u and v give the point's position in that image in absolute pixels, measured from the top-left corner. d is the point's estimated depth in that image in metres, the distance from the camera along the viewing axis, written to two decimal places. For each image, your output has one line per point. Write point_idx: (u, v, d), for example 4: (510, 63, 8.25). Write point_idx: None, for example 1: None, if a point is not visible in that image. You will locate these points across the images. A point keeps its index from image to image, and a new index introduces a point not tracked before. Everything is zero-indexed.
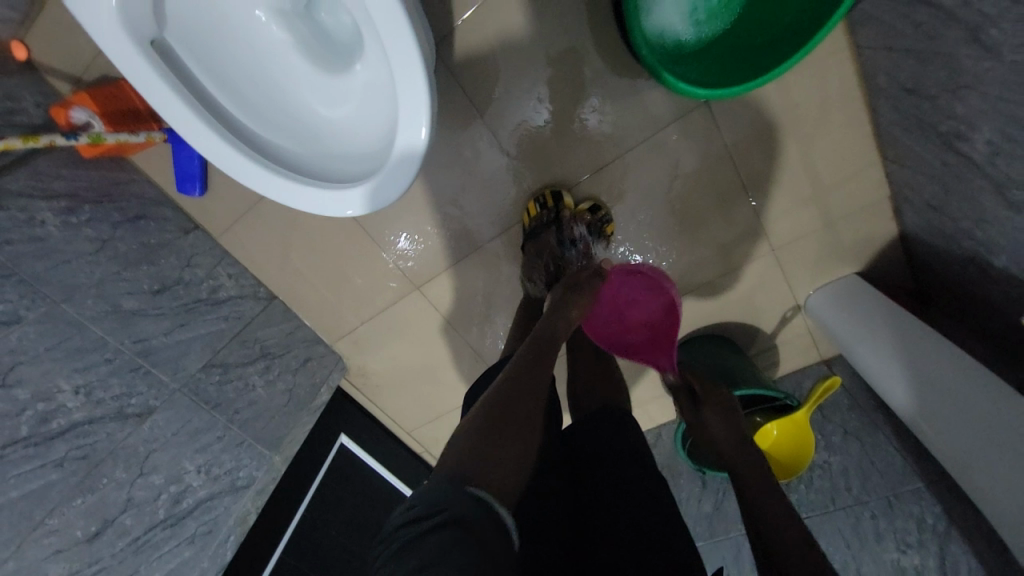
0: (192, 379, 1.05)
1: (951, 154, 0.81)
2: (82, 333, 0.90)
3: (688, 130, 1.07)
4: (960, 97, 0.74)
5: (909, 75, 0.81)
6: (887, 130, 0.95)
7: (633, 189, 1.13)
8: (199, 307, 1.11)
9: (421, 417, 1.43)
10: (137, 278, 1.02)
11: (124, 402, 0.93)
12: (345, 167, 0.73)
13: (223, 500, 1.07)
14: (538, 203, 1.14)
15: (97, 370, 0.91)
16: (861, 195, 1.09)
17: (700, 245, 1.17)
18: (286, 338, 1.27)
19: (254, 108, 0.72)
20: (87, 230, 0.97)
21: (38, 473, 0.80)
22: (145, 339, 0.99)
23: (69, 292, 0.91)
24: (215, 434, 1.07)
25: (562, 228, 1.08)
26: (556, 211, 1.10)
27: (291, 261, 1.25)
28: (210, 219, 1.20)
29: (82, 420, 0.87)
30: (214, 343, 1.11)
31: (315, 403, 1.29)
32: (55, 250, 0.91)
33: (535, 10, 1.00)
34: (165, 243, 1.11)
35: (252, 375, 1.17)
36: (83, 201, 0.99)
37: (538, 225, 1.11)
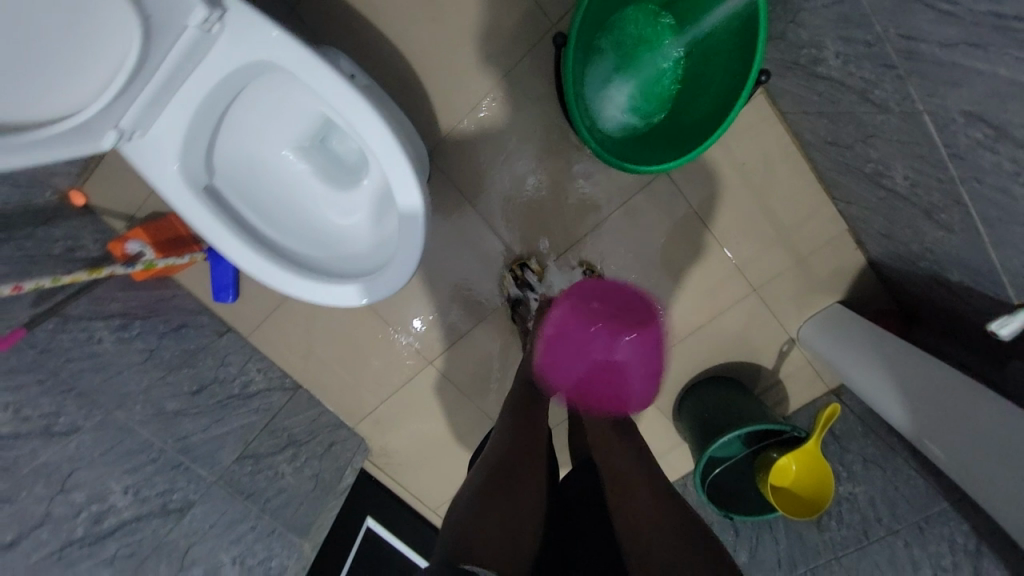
0: (227, 472, 1.13)
1: (882, 191, 0.93)
2: (132, 436, 1.00)
3: (652, 196, 1.21)
4: (871, 145, 0.86)
5: (827, 131, 0.95)
6: (828, 176, 1.07)
7: (615, 251, 1.25)
8: (233, 402, 1.21)
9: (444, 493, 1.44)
10: (179, 380, 1.14)
11: (167, 498, 1.01)
12: (359, 266, 0.86)
13: None
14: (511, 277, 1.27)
15: (143, 470, 0.99)
16: (822, 233, 1.20)
17: (687, 292, 1.27)
18: (311, 424, 1.34)
19: (283, 225, 0.87)
20: (139, 342, 1.11)
21: (92, 571, 0.87)
22: (185, 437, 1.08)
23: (121, 399, 1.02)
24: (248, 524, 1.13)
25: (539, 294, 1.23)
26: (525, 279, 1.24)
27: (314, 351, 1.36)
28: (241, 321, 1.34)
29: (130, 518, 0.94)
30: (247, 434, 1.20)
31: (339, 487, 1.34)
32: (110, 363, 1.04)
33: (508, 115, 1.19)
34: (203, 346, 1.24)
35: (281, 463, 1.23)
36: (135, 316, 1.13)
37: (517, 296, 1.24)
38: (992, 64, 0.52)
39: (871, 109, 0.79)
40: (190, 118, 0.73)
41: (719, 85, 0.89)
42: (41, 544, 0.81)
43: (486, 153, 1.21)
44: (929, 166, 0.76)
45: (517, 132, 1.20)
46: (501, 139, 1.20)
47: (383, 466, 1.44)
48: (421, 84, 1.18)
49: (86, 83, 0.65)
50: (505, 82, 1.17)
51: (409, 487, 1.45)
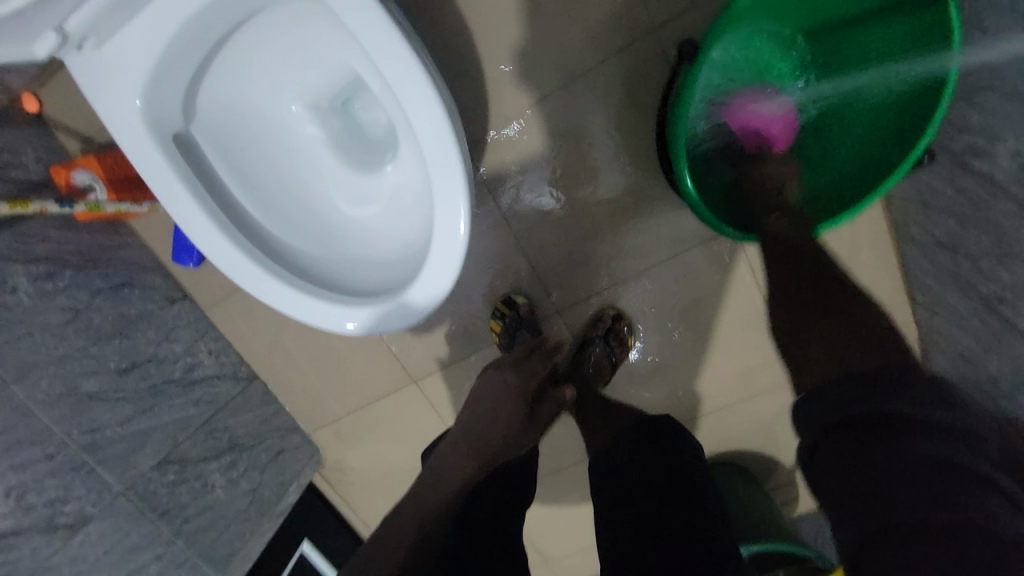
0: (143, 478, 0.91)
1: (993, 318, 0.79)
2: (28, 422, 0.78)
3: (713, 254, 1.03)
4: (1006, 266, 0.72)
5: (945, 234, 0.80)
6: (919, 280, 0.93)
7: (653, 304, 1.09)
8: (170, 389, 1.00)
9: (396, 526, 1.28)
10: (106, 354, 0.92)
11: (57, 508, 0.79)
12: (361, 278, 0.67)
13: None
14: (498, 318, 1.09)
15: (34, 468, 0.78)
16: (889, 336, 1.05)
17: (721, 366, 1.11)
18: (259, 426, 1.13)
19: (272, 202, 0.67)
20: (62, 298, 0.89)
21: None
22: (97, 428, 0.87)
23: (24, 371, 0.80)
24: (154, 552, 0.92)
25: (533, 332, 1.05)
26: (517, 318, 1.07)
27: (280, 342, 1.15)
28: (200, 289, 1.11)
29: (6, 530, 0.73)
30: (179, 432, 0.98)
31: (280, 508, 1.13)
32: (17, 322, 0.81)
33: (570, 122, 0.99)
34: (146, 314, 1.01)
35: (214, 472, 1.02)
36: (65, 266, 0.90)
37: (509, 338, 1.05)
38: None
39: None
40: (170, 40, 0.53)
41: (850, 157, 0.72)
42: None
43: (534, 160, 1.03)
44: None
45: (576, 144, 1.01)
46: (555, 148, 1.01)
47: (335, 482, 1.26)
48: (477, 62, 0.98)
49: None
50: (576, 84, 0.97)
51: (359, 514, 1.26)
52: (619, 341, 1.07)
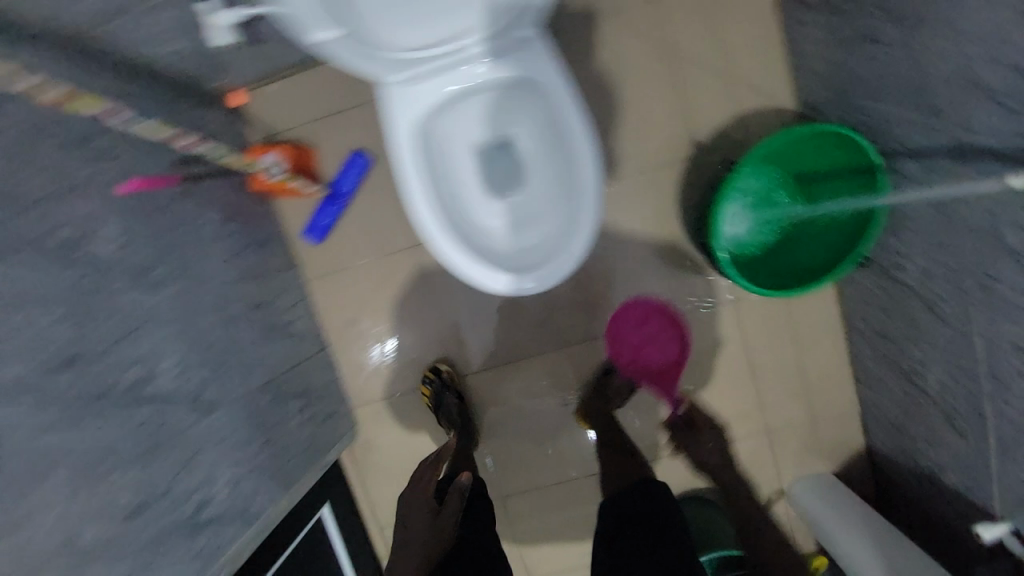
0: (250, 392, 1.07)
1: (910, 387, 1.11)
2: (195, 319, 0.98)
3: (719, 316, 1.34)
4: (916, 347, 1.06)
5: (880, 323, 1.15)
6: (862, 361, 1.27)
7: (667, 350, 1.36)
8: (276, 332, 1.20)
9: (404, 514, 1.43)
10: (246, 289, 1.14)
11: (200, 390, 0.94)
12: (493, 257, 0.96)
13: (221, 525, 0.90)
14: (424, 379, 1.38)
15: (194, 353, 0.95)
16: (840, 406, 1.35)
17: (710, 411, 1.38)
18: (324, 387, 1.33)
19: (450, 193, 0.99)
20: (230, 239, 1.14)
21: (113, 426, 0.77)
22: (231, 342, 1.06)
23: (200, 281, 1.02)
24: (248, 454, 1.01)
25: (446, 397, 1.36)
26: (441, 381, 1.37)
27: (358, 320, 1.41)
28: (309, 265, 1.39)
29: (167, 390, 0.87)
30: (275, 368, 1.17)
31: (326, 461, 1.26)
32: (205, 244, 1.05)
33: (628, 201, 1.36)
34: (272, 270, 1.26)
35: (291, 409, 1.19)
36: (237, 218, 1.19)
37: (436, 397, 1.36)
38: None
39: (931, 318, 0.99)
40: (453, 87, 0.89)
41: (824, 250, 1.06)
42: (86, 378, 0.75)
43: None
44: (966, 378, 0.94)
45: None
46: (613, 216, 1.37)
47: (361, 456, 1.44)
48: None
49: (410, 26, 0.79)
50: None
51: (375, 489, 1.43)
52: (636, 372, 1.37)
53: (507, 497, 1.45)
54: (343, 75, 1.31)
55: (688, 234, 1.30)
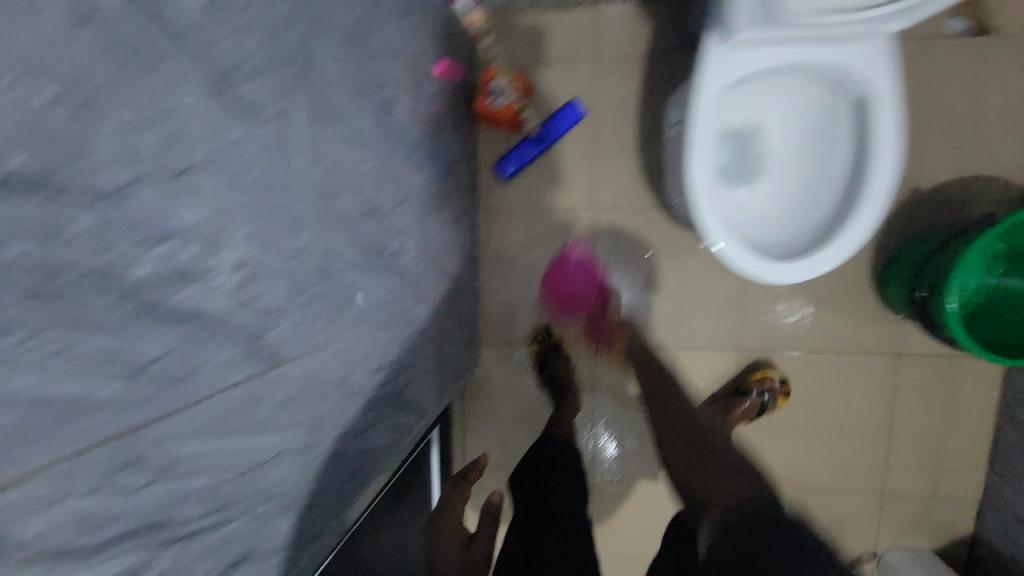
0: (438, 297, 1.09)
1: None
2: (424, 212, 1.00)
3: (875, 366, 1.32)
4: None
5: None
6: (1007, 451, 1.25)
7: (810, 384, 1.35)
8: (456, 250, 1.23)
9: (490, 456, 1.49)
10: (449, 201, 1.17)
11: (418, 279, 0.96)
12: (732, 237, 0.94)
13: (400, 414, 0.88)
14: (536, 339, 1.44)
15: (420, 243, 0.98)
16: (963, 489, 1.33)
17: (831, 455, 1.36)
18: (469, 316, 1.36)
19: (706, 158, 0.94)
20: (450, 149, 1.16)
21: (383, 284, 0.79)
22: (436, 245, 1.08)
23: (431, 179, 1.04)
24: (428, 353, 1.03)
25: (554, 361, 1.40)
26: (552, 344, 1.42)
27: (514, 265, 1.44)
28: (485, 198, 1.41)
29: (405, 269, 0.90)
30: (451, 283, 1.19)
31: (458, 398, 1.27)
32: (438, 146, 1.08)
33: None
34: (463, 190, 1.28)
35: (452, 326, 1.21)
36: (456, 131, 1.21)
37: (544, 357, 1.41)
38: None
39: None
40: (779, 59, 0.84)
41: None
42: (376, 232, 0.77)
43: None
44: None
45: None
46: None
47: (473, 392, 1.49)
48: None
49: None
50: None
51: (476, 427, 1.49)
52: (771, 395, 1.31)
53: (594, 476, 1.46)
54: (584, 23, 1.31)
55: (874, 277, 1.28)
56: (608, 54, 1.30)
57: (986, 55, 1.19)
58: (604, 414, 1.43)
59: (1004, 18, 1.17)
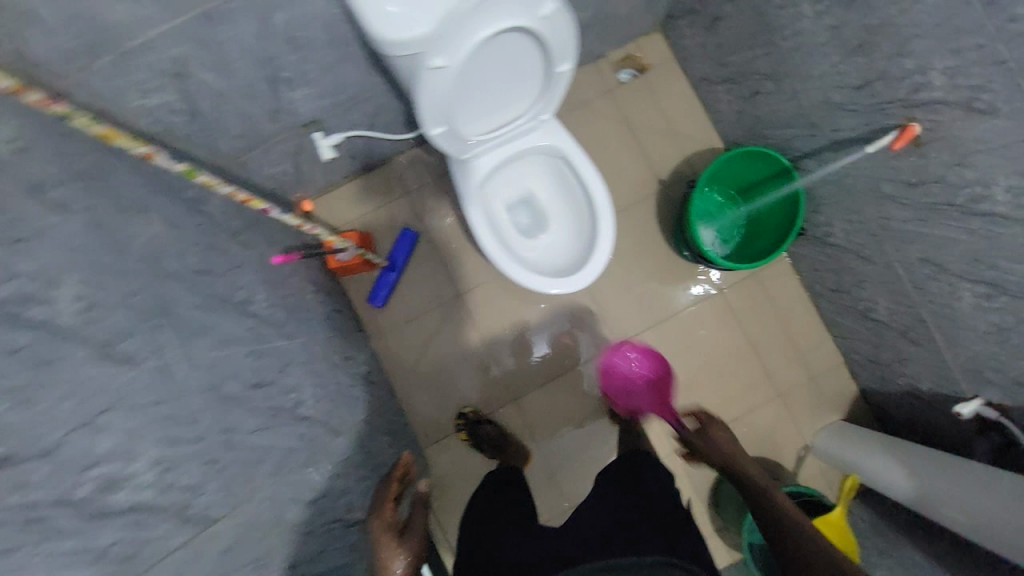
0: (359, 426, 1.26)
1: (868, 322, 1.43)
2: (316, 362, 1.21)
3: (711, 306, 1.68)
4: (860, 288, 1.39)
5: (832, 281, 1.50)
6: (831, 316, 1.59)
7: (680, 343, 1.66)
8: (363, 381, 1.43)
9: None
10: (339, 345, 1.40)
11: (330, 419, 1.14)
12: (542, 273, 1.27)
13: (353, 534, 1.02)
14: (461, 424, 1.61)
15: (321, 390, 1.17)
16: (828, 361, 1.64)
17: (727, 388, 1.64)
18: (402, 429, 1.52)
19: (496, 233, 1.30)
20: (323, 308, 1.41)
21: (289, 437, 0.97)
22: (341, 385, 1.28)
23: (313, 336, 1.27)
24: (368, 474, 1.18)
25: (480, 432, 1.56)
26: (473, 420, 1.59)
27: (421, 368, 1.65)
28: (374, 327, 1.65)
29: (313, 415, 1.07)
30: (368, 408, 1.37)
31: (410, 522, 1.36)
32: (309, 309, 1.33)
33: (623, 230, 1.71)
34: (351, 332, 1.52)
35: (385, 443, 1.36)
36: (323, 290, 1.46)
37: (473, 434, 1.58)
38: (936, 228, 1.07)
39: (861, 262, 1.34)
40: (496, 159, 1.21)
41: (773, 233, 1.45)
42: (269, 398, 0.97)
43: None
44: (899, 298, 1.27)
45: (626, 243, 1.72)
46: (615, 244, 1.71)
47: (437, 495, 1.60)
48: None
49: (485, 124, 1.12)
50: (623, 213, 1.71)
51: (453, 525, 1.58)
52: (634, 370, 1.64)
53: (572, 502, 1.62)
54: (386, 175, 1.69)
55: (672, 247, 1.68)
56: (413, 187, 1.69)
57: (649, 85, 1.72)
58: (552, 449, 1.65)
59: (645, 61, 1.72)
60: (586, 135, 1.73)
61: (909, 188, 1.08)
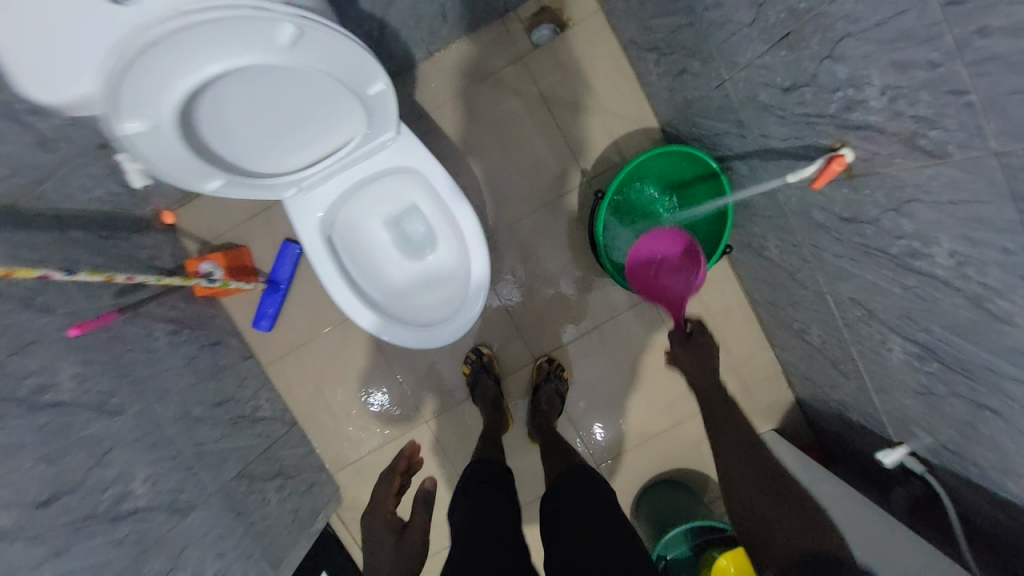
0: (226, 485, 1.16)
1: (803, 343, 1.27)
2: (159, 430, 1.08)
3: (640, 314, 1.51)
4: (795, 309, 1.22)
5: (767, 295, 1.33)
6: (767, 327, 1.43)
7: (604, 354, 1.52)
8: (243, 422, 1.30)
9: None
10: (206, 390, 1.24)
11: (176, 496, 1.04)
12: (414, 315, 1.12)
13: None
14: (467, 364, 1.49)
15: (162, 464, 1.05)
16: (763, 369, 1.50)
17: (653, 398, 1.53)
18: (300, 460, 1.42)
19: (359, 268, 1.12)
20: (182, 348, 1.24)
21: (99, 549, 0.88)
22: (201, 443, 1.15)
23: (160, 395, 1.12)
24: (233, 543, 1.11)
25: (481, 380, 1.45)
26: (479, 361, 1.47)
27: (323, 392, 1.51)
28: (265, 350, 1.48)
29: (143, 506, 0.97)
30: (248, 455, 1.26)
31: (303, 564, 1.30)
32: (158, 360, 1.16)
33: (543, 228, 1.47)
34: (230, 366, 1.36)
35: (270, 490, 1.27)
36: (185, 326, 1.28)
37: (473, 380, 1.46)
38: (867, 272, 0.87)
39: (795, 286, 1.16)
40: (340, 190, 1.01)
41: (699, 247, 1.25)
42: (69, 510, 0.86)
43: (517, 252, 1.48)
44: (831, 329, 1.10)
45: (549, 241, 1.47)
46: (533, 243, 1.48)
47: (349, 520, 1.53)
48: (478, 195, 1.47)
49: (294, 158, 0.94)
50: (541, 211, 1.47)
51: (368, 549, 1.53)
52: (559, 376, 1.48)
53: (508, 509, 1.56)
54: None
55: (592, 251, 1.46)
56: None
57: (570, 49, 1.41)
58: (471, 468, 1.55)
59: (564, 19, 1.40)
60: (494, 114, 1.44)
61: (841, 221, 0.86)
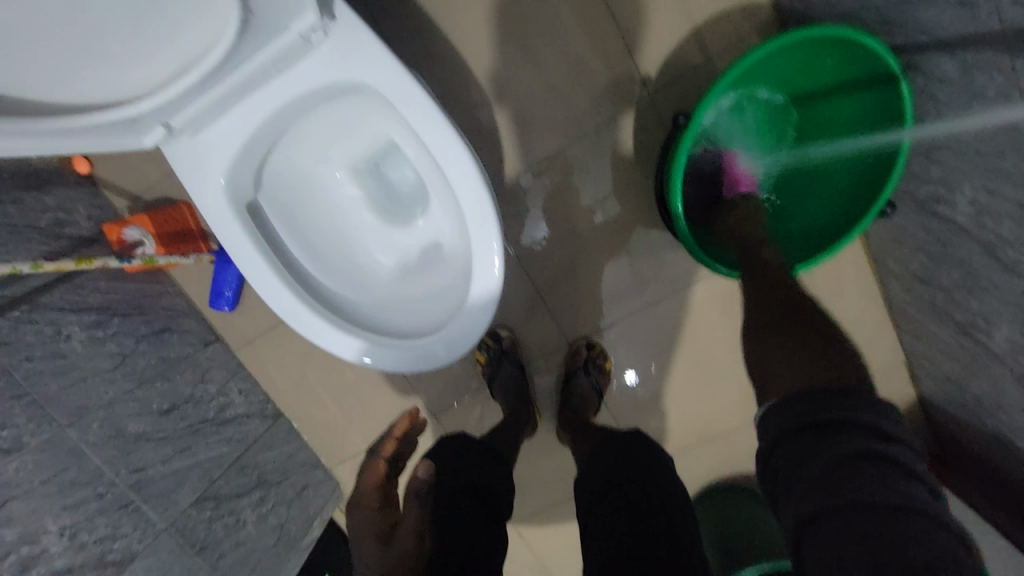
0: (183, 515, 0.97)
1: (968, 342, 0.86)
2: (80, 462, 0.85)
3: (712, 287, 1.09)
4: (976, 296, 0.79)
5: (921, 268, 0.90)
6: (902, 308, 1.01)
7: (666, 336, 1.12)
8: (204, 429, 1.05)
9: None
10: (150, 397, 0.98)
11: (107, 547, 0.86)
12: (395, 316, 0.79)
13: None
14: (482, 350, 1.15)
15: (86, 507, 0.84)
16: (881, 359, 1.10)
17: (727, 394, 1.14)
18: (285, 463, 1.17)
19: (315, 248, 0.79)
20: (111, 344, 0.95)
21: None
22: (142, 468, 0.93)
23: (79, 415, 0.87)
24: None
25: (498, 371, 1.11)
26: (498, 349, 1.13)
27: (307, 379, 1.19)
28: (232, 332, 1.18)
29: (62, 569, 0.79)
30: (213, 471, 1.04)
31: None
32: (73, 367, 0.88)
33: (585, 167, 1.04)
34: (184, 357, 1.08)
35: (245, 508, 1.07)
36: (114, 313, 0.98)
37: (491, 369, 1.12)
38: None
39: (993, 266, 0.73)
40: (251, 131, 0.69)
41: (823, 201, 0.88)
42: None
43: (549, 201, 1.06)
44: None
45: (594, 184, 1.05)
46: (570, 188, 1.05)
47: None
48: (490, 119, 1.03)
49: (139, 72, 0.60)
50: (582, 142, 1.03)
51: None
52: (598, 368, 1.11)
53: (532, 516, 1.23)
54: None
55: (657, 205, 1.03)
56: None
57: None
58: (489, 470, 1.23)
59: None
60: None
61: None
